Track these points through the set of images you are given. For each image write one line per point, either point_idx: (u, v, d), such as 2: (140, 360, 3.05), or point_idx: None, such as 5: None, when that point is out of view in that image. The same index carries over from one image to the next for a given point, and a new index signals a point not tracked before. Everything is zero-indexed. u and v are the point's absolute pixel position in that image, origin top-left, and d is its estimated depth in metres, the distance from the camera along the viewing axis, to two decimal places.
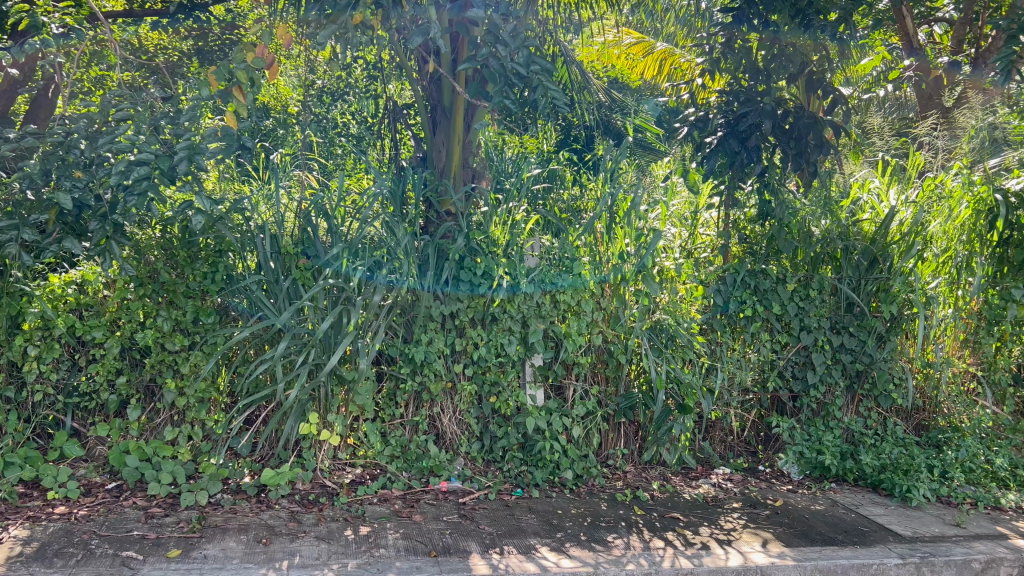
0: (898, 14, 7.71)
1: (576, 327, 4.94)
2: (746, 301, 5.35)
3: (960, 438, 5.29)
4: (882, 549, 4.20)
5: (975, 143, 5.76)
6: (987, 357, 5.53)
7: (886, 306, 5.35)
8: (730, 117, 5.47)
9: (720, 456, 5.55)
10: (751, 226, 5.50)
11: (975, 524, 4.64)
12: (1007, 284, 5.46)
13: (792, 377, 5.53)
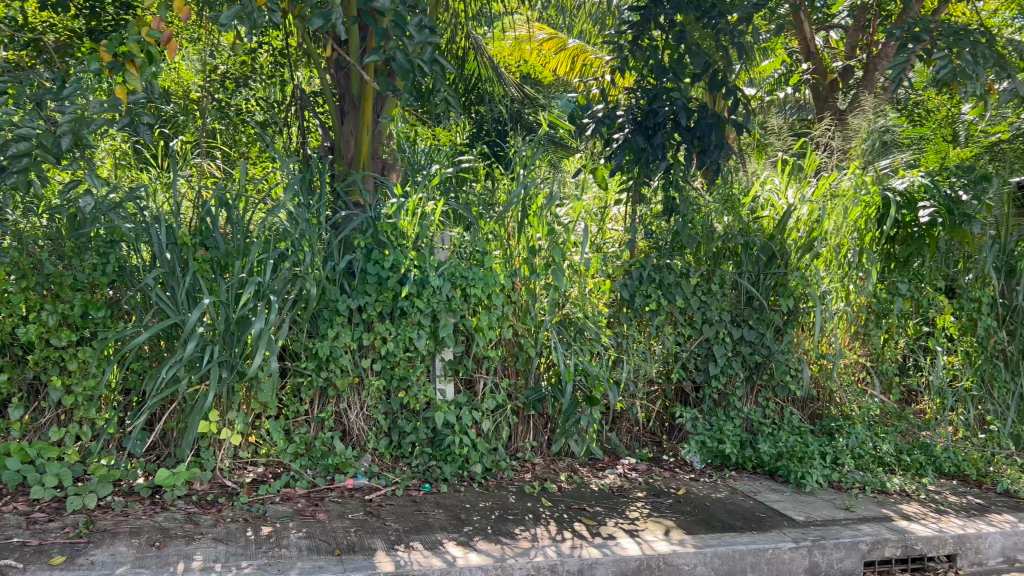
0: (797, 20, 7.91)
1: (487, 321, 4.95)
2: (651, 295, 5.45)
3: (850, 426, 5.54)
4: (777, 533, 4.37)
5: (868, 144, 6.05)
6: (875, 348, 5.80)
7: (783, 299, 5.57)
8: (638, 115, 5.61)
9: (626, 447, 5.66)
10: (657, 221, 5.62)
11: (863, 508, 4.88)
12: (894, 280, 5.79)
13: (695, 368, 5.67)
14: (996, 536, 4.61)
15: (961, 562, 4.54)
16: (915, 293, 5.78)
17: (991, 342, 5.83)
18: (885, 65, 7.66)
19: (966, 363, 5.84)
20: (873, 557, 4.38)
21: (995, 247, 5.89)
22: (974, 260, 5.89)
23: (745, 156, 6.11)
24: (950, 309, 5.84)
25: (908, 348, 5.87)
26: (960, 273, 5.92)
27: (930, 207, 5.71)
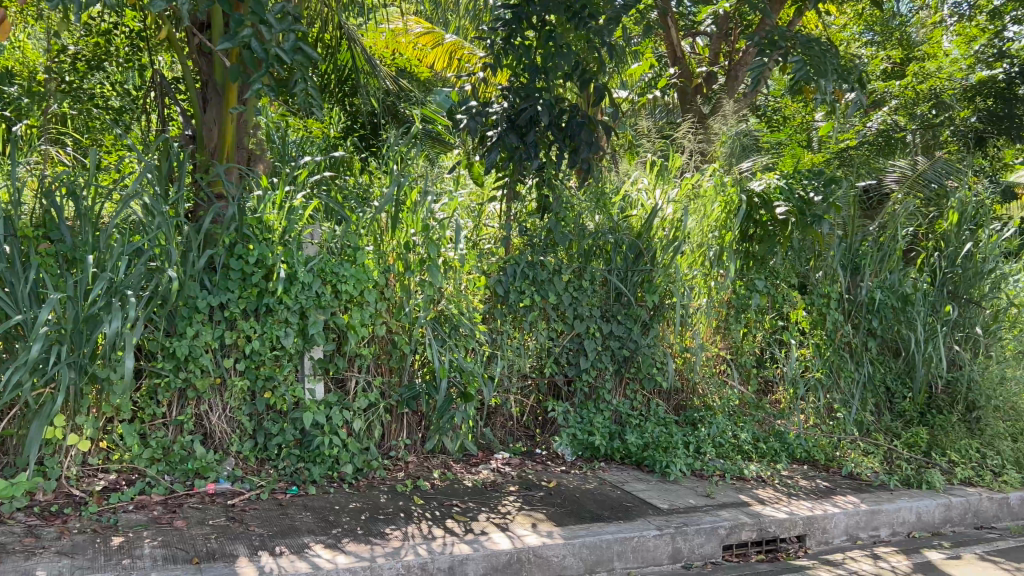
0: (666, 24, 8.10)
1: (359, 318, 4.85)
2: (525, 292, 5.51)
3: (712, 417, 5.80)
4: (642, 522, 4.51)
5: (728, 147, 6.43)
6: (735, 341, 6.10)
7: (649, 296, 5.75)
8: (510, 112, 5.61)
9: (500, 442, 5.70)
10: (531, 219, 5.70)
11: (723, 494, 5.11)
12: (753, 276, 6.10)
13: (567, 363, 5.76)
14: (840, 516, 4.93)
15: (809, 542, 4.83)
16: (770, 290, 6.10)
17: (838, 335, 6.23)
18: (747, 72, 8.05)
19: (816, 354, 6.17)
20: (730, 541, 4.60)
21: (841, 246, 6.32)
22: (822, 259, 6.28)
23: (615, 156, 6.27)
24: (802, 304, 6.16)
25: (764, 341, 6.19)
26: (810, 271, 6.31)
27: (785, 206, 6.01)
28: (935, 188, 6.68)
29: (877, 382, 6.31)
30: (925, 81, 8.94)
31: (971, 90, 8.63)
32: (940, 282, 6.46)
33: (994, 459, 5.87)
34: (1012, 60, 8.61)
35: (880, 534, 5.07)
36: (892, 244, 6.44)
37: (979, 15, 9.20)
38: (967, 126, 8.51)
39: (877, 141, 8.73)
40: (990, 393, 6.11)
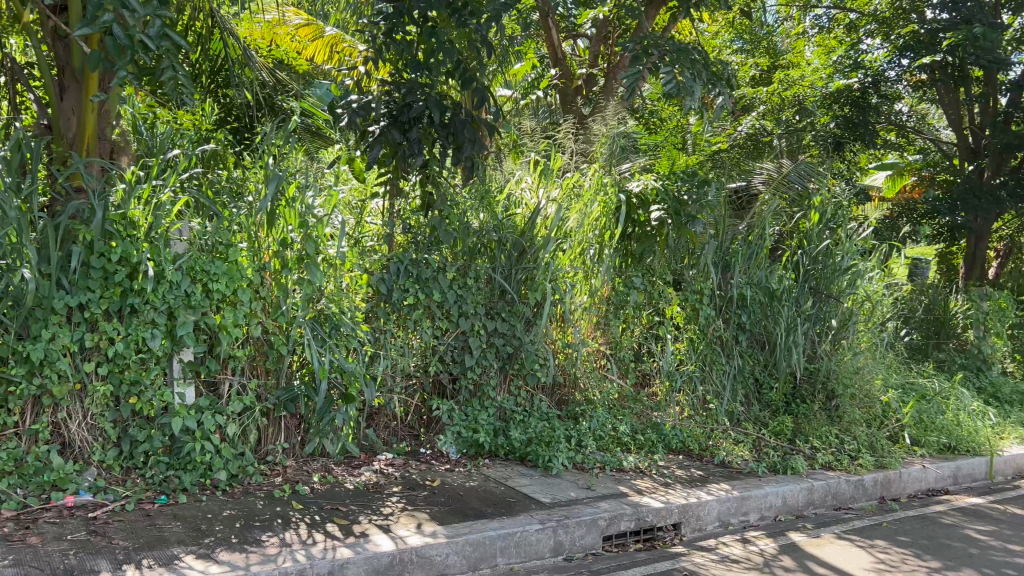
0: (545, 25, 8.06)
1: (232, 319, 4.67)
2: (408, 290, 5.45)
3: (593, 410, 5.94)
4: (525, 516, 4.56)
5: (608, 148, 6.53)
6: (614, 337, 6.25)
7: (532, 293, 5.80)
8: (393, 107, 5.50)
9: (384, 443, 5.62)
10: (414, 217, 5.64)
11: (603, 486, 5.23)
12: (630, 273, 6.29)
13: (452, 361, 5.74)
14: (713, 503, 5.15)
15: (684, 529, 5.01)
16: (647, 287, 6.32)
17: (710, 329, 6.50)
18: (622, 75, 8.09)
19: (690, 348, 6.44)
20: (610, 532, 4.71)
21: (714, 246, 6.57)
22: (696, 257, 6.53)
23: (500, 154, 6.33)
24: (677, 300, 6.43)
25: (642, 336, 6.38)
26: (685, 268, 6.54)
27: (660, 208, 6.25)
28: (798, 189, 7.00)
29: (746, 374, 6.61)
30: (790, 87, 9.69)
31: (830, 97, 9.27)
32: (802, 278, 6.87)
33: (851, 444, 6.28)
34: (865, 71, 9.25)
35: (750, 519, 5.32)
36: (760, 241, 6.84)
37: (837, 30, 9.96)
38: (827, 130, 9.07)
39: (746, 143, 9.05)
40: (843, 381, 6.57)
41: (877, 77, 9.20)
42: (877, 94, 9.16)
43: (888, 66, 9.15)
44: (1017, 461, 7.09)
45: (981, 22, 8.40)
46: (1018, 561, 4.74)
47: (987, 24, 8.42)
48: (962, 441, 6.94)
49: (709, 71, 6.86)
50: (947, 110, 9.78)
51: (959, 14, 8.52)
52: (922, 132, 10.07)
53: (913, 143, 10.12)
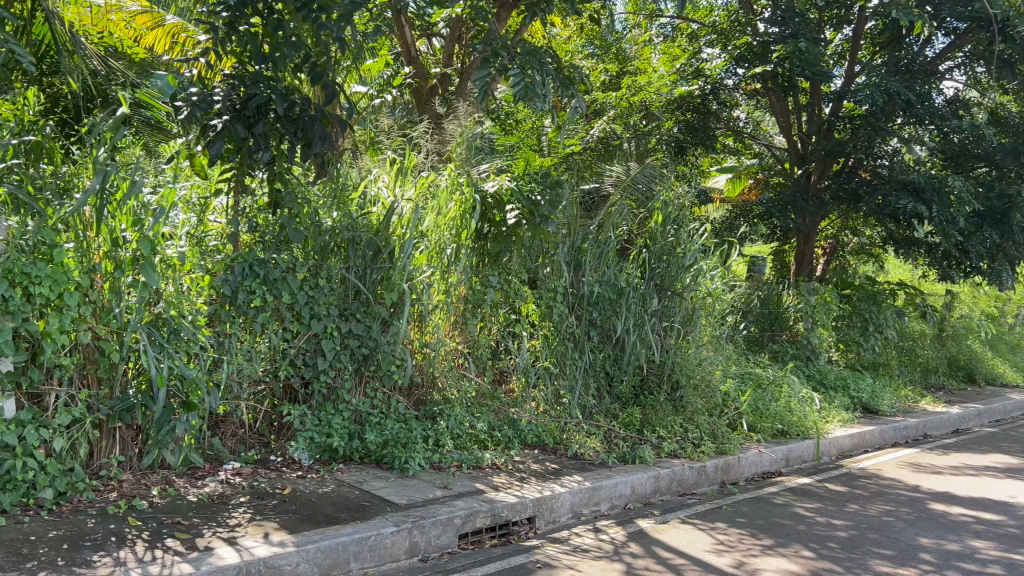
0: (398, 23, 8.07)
1: (57, 324, 4.34)
2: (255, 291, 5.23)
3: (450, 409, 5.96)
4: (379, 519, 4.50)
5: (465, 148, 6.52)
6: (471, 336, 6.28)
7: (387, 293, 5.74)
8: (237, 102, 5.28)
9: (231, 451, 5.41)
10: (262, 214, 5.45)
11: (459, 484, 5.25)
12: (487, 273, 6.32)
13: (303, 364, 5.58)
14: (566, 495, 5.27)
15: (539, 522, 5.10)
16: (504, 286, 6.36)
17: (564, 326, 6.65)
18: (473, 75, 8.06)
19: (545, 345, 6.56)
20: (466, 530, 4.73)
21: (566, 246, 6.77)
22: (550, 257, 6.68)
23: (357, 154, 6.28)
24: (532, 298, 6.50)
25: (499, 335, 6.44)
26: (539, 267, 6.66)
27: (515, 208, 6.27)
28: (643, 191, 7.43)
29: (597, 368, 6.83)
30: (637, 92, 10.26)
31: (672, 103, 9.90)
32: (648, 276, 7.14)
33: (694, 432, 6.63)
34: (705, 79, 9.86)
35: (601, 509, 5.50)
36: (608, 240, 7.04)
37: (679, 39, 10.35)
38: (672, 135, 9.84)
39: (597, 147, 9.58)
40: (687, 372, 6.90)
41: (716, 85, 9.82)
42: (717, 101, 9.80)
43: (726, 75, 9.76)
44: (841, 443, 7.71)
45: (806, 37, 8.89)
46: (840, 535, 5.15)
47: (812, 39, 8.98)
48: (793, 427, 7.47)
49: (561, 75, 7.08)
50: (778, 117, 10.48)
51: (785, 31, 9.02)
52: (757, 138, 10.82)
53: (750, 148, 10.96)
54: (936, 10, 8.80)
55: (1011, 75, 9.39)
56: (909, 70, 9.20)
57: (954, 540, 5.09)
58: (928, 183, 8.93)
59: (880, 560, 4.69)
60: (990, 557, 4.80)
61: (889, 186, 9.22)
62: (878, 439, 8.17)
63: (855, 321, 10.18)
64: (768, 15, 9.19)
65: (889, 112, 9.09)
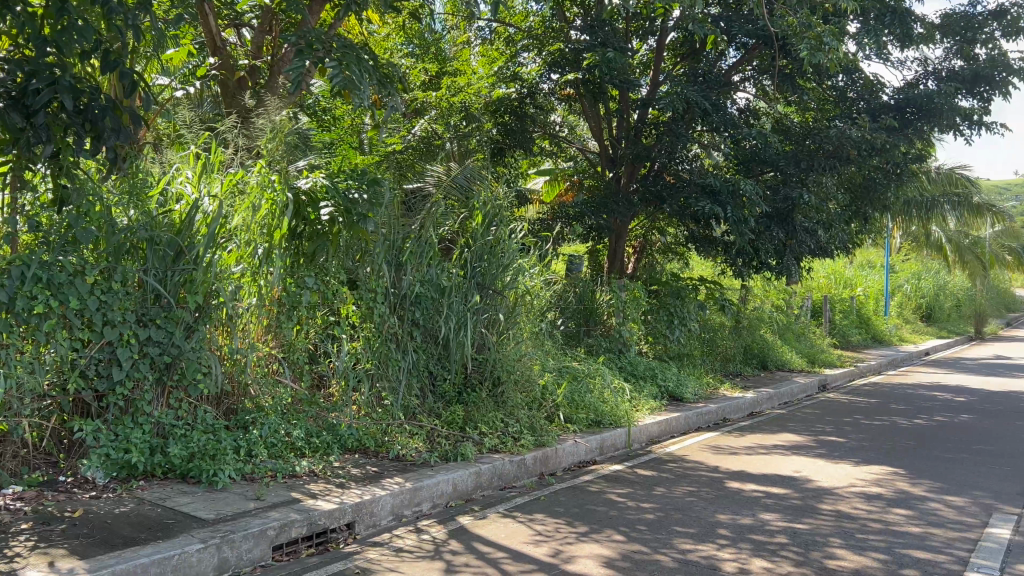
0: (201, 11, 7.63)
1: None
2: (38, 297, 4.77)
3: (264, 418, 5.72)
4: (184, 537, 4.23)
5: (284, 146, 6.31)
6: (286, 339, 6.03)
7: (191, 296, 5.36)
8: (13, 91, 4.81)
9: (11, 474, 4.90)
10: (46, 213, 5.03)
11: (273, 494, 5.04)
12: (302, 273, 6.10)
13: (96, 376, 5.13)
14: (386, 498, 5.21)
15: (358, 527, 5.00)
16: (320, 287, 6.15)
17: (385, 327, 6.53)
18: (288, 70, 7.78)
19: (366, 346, 6.42)
20: (280, 541, 4.56)
21: (384, 244, 6.61)
22: (369, 256, 6.53)
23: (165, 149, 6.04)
24: (351, 299, 6.37)
25: (317, 338, 6.24)
26: (358, 267, 6.51)
27: (330, 206, 6.12)
28: (463, 190, 7.47)
29: (420, 368, 6.77)
30: (457, 93, 10.27)
31: (491, 105, 10.11)
32: (470, 274, 7.18)
33: (514, 426, 6.82)
34: (520, 83, 10.13)
35: (422, 509, 5.47)
36: (428, 239, 6.96)
37: (499, 43, 10.51)
38: (491, 137, 10.18)
39: (420, 147, 9.45)
40: (507, 368, 7.04)
41: (532, 89, 10.12)
42: (533, 104, 10.13)
43: (541, 80, 10.05)
44: (650, 430, 8.16)
45: (614, 46, 9.30)
46: (647, 517, 5.45)
47: (620, 48, 9.38)
48: (605, 416, 7.84)
49: (376, 72, 6.95)
50: (590, 121, 10.93)
51: (596, 38, 9.46)
52: (574, 142, 11.38)
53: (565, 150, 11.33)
54: (727, 26, 9.59)
55: (791, 88, 10.28)
56: (705, 81, 9.94)
57: (748, 515, 5.54)
58: (723, 186, 9.64)
59: (683, 538, 5.01)
60: (777, 528, 5.26)
61: (690, 188, 9.85)
62: (683, 425, 8.74)
63: (661, 315, 10.86)
64: (581, 24, 9.70)
65: (689, 120, 9.83)
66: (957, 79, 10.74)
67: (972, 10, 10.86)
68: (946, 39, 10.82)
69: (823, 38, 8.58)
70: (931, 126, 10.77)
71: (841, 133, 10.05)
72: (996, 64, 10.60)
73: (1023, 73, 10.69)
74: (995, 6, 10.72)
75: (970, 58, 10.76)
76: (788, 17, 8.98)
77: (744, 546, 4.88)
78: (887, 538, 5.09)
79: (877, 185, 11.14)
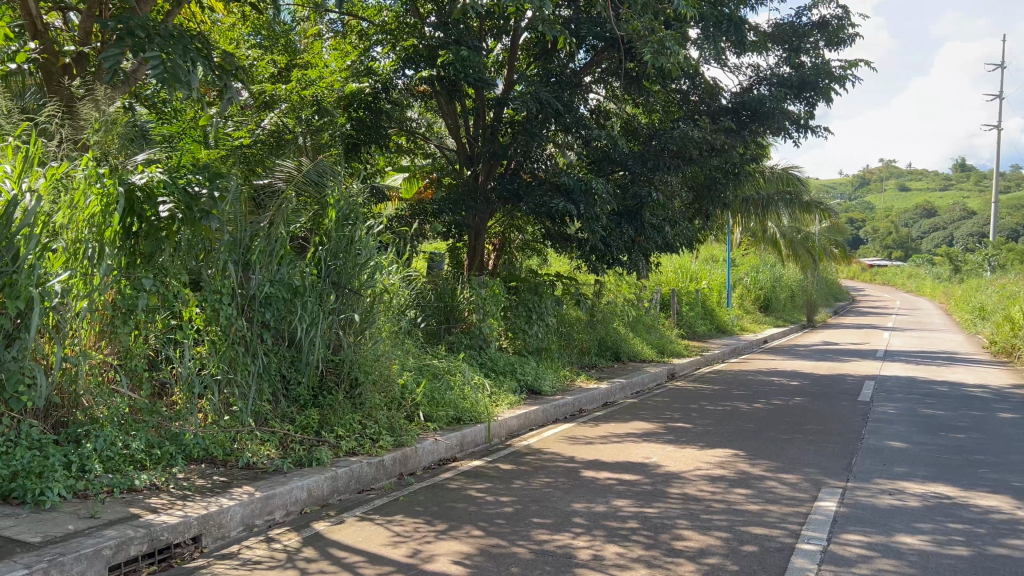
0: None
1: None
2: None
3: (98, 430, 5.32)
4: (5, 564, 3.88)
5: (122, 139, 6.11)
6: (123, 345, 5.65)
7: (11, 301, 4.86)
8: None
9: None
10: None
11: (109, 512, 4.71)
12: (138, 275, 5.73)
13: None
14: (235, 508, 4.99)
15: (205, 541, 4.77)
16: (159, 288, 5.78)
17: (233, 330, 6.19)
18: (147, 72, 7.22)
19: (212, 351, 6.07)
20: (117, 561, 4.26)
21: (230, 242, 6.31)
22: (212, 255, 6.20)
23: None
24: (195, 301, 6.02)
25: (157, 343, 5.88)
26: (201, 267, 6.16)
27: (169, 202, 5.80)
28: (315, 186, 7.19)
29: (272, 371, 6.50)
30: (307, 86, 9.91)
31: (344, 99, 9.93)
32: (325, 273, 6.98)
33: (372, 428, 6.72)
34: (374, 77, 9.94)
35: (275, 517, 5.29)
36: (279, 236, 6.70)
37: (351, 37, 10.46)
38: (345, 131, 10.00)
39: (268, 143, 9.44)
40: (364, 368, 6.95)
41: (386, 84, 9.95)
42: (388, 98, 9.95)
43: (395, 76, 9.94)
44: (509, 424, 8.26)
45: (467, 45, 9.28)
46: (506, 511, 5.52)
47: (474, 46, 9.37)
48: (465, 413, 7.87)
49: (212, 62, 6.58)
50: (446, 118, 10.91)
51: (449, 35, 9.38)
52: (429, 139, 11.50)
53: (422, 148, 11.44)
54: (578, 28, 9.85)
55: (638, 91, 10.76)
56: (558, 82, 10.13)
57: (601, 502, 5.72)
58: (576, 185, 9.87)
59: (540, 529, 5.11)
60: (629, 513, 5.46)
61: (545, 188, 10.08)
62: (541, 417, 8.91)
63: (520, 311, 10.99)
64: (434, 20, 9.56)
65: (543, 120, 9.86)
66: (786, 84, 11.48)
67: (799, 21, 11.69)
68: (776, 47, 11.57)
69: (665, 43, 8.95)
70: (764, 127, 11.47)
71: (685, 134, 10.48)
72: (820, 71, 11.43)
73: (842, 80, 11.61)
74: (818, 18, 11.57)
75: (797, 66, 11.55)
76: (633, 21, 9.24)
77: (598, 532, 5.04)
78: (729, 517, 5.40)
79: (717, 184, 11.83)
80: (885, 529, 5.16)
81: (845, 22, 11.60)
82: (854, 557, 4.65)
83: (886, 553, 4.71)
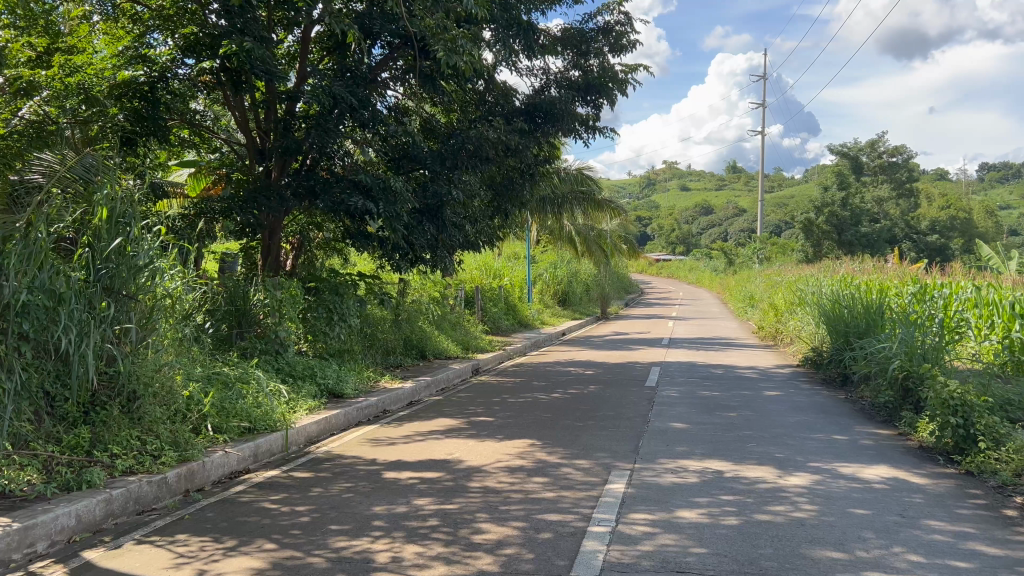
0: None
1: None
2: None
3: None
4: None
5: None
6: None
7: None
8: None
9: None
10: None
11: None
12: None
13: None
14: None
15: None
16: None
17: None
18: None
19: None
20: None
21: None
22: None
23: None
24: None
25: None
26: None
27: None
28: (82, 182, 6.67)
29: (32, 387, 5.78)
30: (72, 73, 9.36)
31: (116, 89, 9.22)
32: (94, 277, 6.29)
33: (152, 443, 6.31)
34: (150, 65, 9.30)
35: (37, 549, 4.76)
36: (37, 238, 5.88)
37: (124, 22, 9.63)
38: (116, 122, 9.24)
39: (27, 132, 8.88)
40: (142, 380, 6.45)
41: (164, 73, 9.33)
42: (166, 89, 9.31)
43: (176, 64, 9.36)
44: (308, 430, 8.00)
45: (253, 35, 8.82)
46: (301, 521, 5.33)
47: (259, 37, 8.94)
48: (258, 422, 7.54)
49: None
50: (234, 111, 10.42)
51: (233, 23, 8.83)
52: (217, 134, 10.87)
53: (208, 141, 10.85)
54: (370, 23, 9.73)
55: (434, 90, 10.79)
56: (354, 78, 9.93)
57: (401, 503, 5.68)
58: (374, 184, 9.71)
59: (337, 536, 4.98)
60: (428, 511, 5.47)
61: (342, 185, 9.82)
62: (343, 421, 8.72)
63: (320, 312, 10.65)
64: (217, 6, 8.91)
65: (338, 115, 9.59)
66: (574, 88, 12.04)
67: (585, 26, 12.24)
68: (565, 51, 12.11)
69: (457, 41, 9.02)
70: (556, 130, 11.91)
71: (481, 135, 10.74)
72: (605, 75, 12.05)
73: (625, 85, 12.33)
74: (603, 23, 12.17)
75: (585, 70, 12.14)
76: (425, 19, 9.17)
77: (398, 534, 5.00)
78: (526, 506, 5.56)
79: (514, 185, 12.21)
80: (667, 506, 5.54)
81: (626, 28, 12.31)
82: (639, 534, 4.95)
83: (667, 528, 5.05)
